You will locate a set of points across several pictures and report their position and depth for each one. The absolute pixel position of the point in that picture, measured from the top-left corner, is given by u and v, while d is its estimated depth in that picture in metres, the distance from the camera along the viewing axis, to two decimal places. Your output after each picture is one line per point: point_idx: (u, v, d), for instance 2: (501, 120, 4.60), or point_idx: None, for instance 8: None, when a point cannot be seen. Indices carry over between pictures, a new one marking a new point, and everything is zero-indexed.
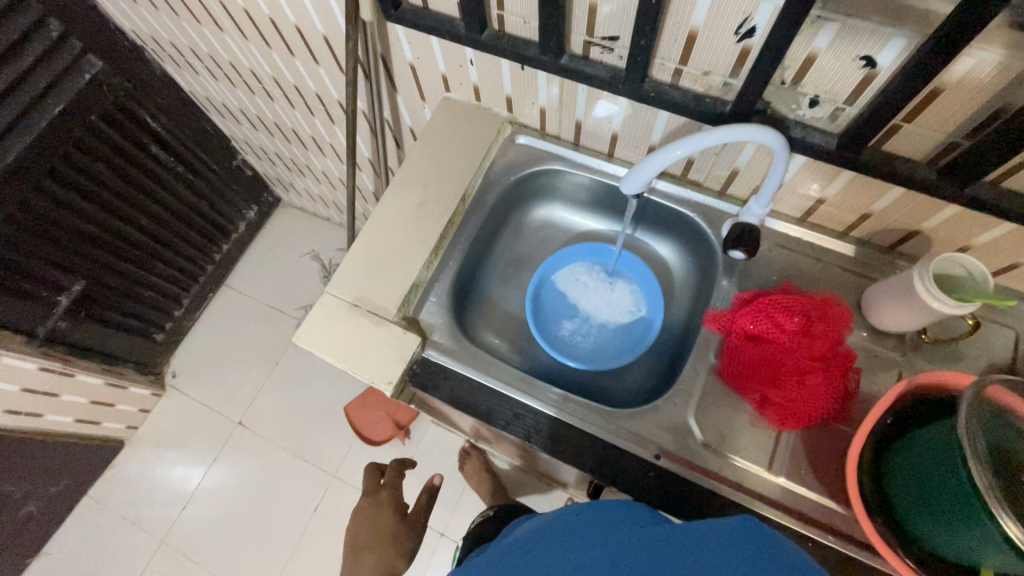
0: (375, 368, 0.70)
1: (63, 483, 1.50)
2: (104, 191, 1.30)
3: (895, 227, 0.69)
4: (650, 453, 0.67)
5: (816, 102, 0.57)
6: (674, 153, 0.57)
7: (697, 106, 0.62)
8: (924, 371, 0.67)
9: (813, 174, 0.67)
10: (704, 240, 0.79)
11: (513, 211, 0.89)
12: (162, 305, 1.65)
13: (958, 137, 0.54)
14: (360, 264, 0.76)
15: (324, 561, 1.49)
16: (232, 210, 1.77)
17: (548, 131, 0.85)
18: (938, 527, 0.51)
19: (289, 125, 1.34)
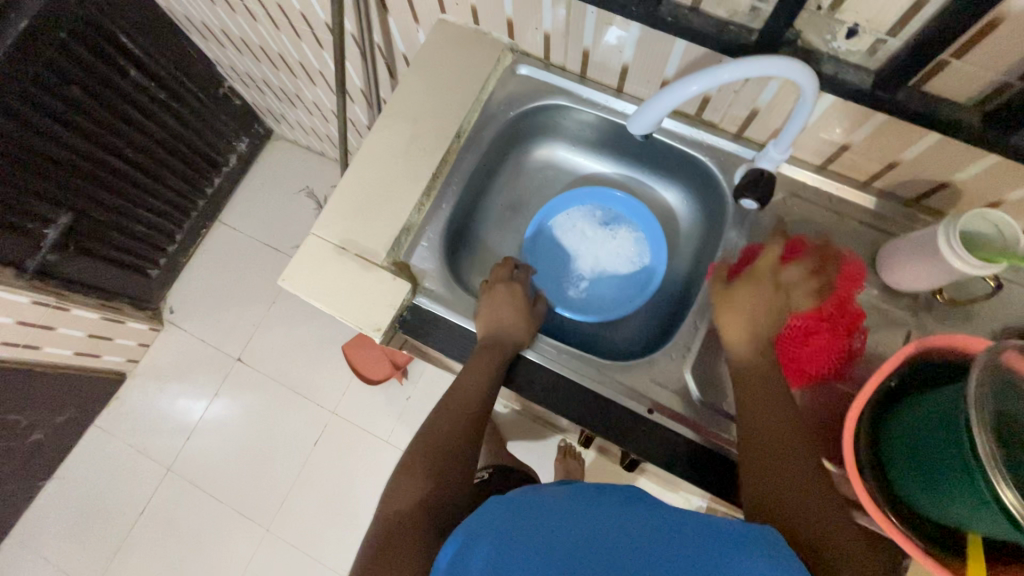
0: (364, 314, 0.67)
1: (68, 412, 1.53)
2: (84, 121, 1.24)
3: (923, 178, 0.64)
4: (643, 406, 0.66)
5: (855, 32, 0.51)
6: (689, 90, 0.51)
7: (719, 34, 0.54)
8: (934, 333, 0.65)
9: (840, 117, 0.61)
10: (715, 187, 0.74)
11: (512, 150, 0.83)
12: (156, 241, 1.62)
13: (1012, 78, 0.48)
14: (347, 203, 0.72)
15: (325, 491, 1.55)
16: (222, 142, 1.69)
17: (553, 61, 0.77)
18: (930, 492, 0.50)
19: (275, 50, 1.24)
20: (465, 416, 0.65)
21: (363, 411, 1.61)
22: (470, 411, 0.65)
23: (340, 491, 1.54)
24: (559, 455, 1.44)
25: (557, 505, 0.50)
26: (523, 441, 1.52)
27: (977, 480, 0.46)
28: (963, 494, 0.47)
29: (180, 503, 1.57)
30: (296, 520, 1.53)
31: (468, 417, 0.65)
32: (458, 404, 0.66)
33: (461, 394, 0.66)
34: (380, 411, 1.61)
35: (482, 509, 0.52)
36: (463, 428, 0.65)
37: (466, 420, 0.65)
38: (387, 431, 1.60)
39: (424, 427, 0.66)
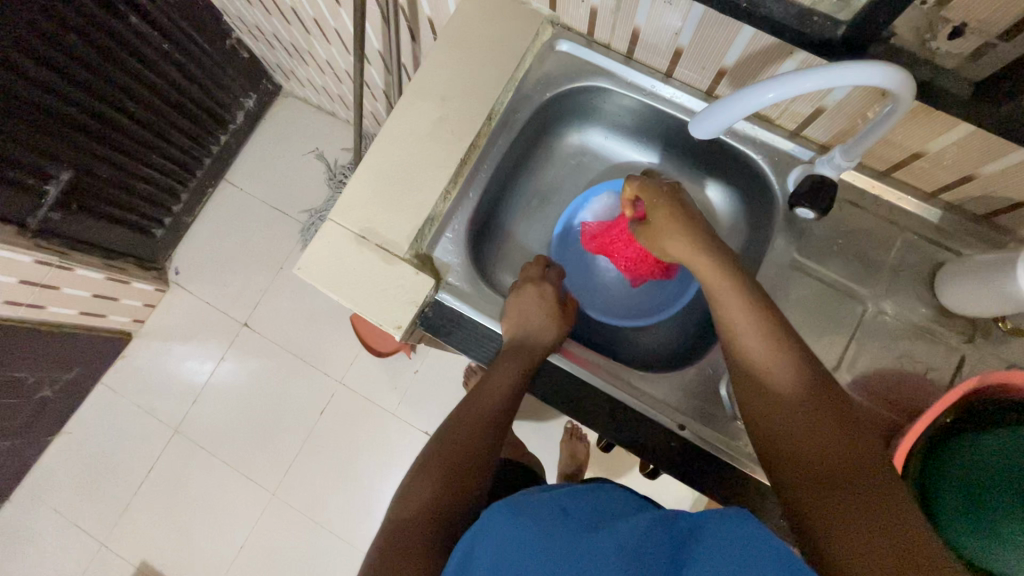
0: (383, 309, 0.63)
1: (74, 371, 1.52)
2: (85, 72, 1.17)
3: (1000, 195, 0.58)
4: (675, 423, 0.63)
5: (960, 33, 0.45)
6: (761, 98, 0.46)
7: (799, 26, 0.48)
8: (988, 360, 0.61)
9: (917, 124, 0.55)
10: (766, 188, 0.69)
11: (545, 134, 0.77)
12: (161, 199, 1.57)
13: None
14: (367, 189, 0.67)
15: (331, 460, 1.56)
16: (229, 97, 1.61)
17: (596, 38, 0.70)
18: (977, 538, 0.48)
19: (287, 3, 1.15)
20: (488, 421, 0.62)
21: (371, 383, 1.61)
22: (493, 417, 0.62)
23: (344, 460, 1.56)
24: (565, 438, 1.43)
25: (565, 506, 0.49)
26: (530, 422, 1.51)
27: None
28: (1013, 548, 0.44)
29: (187, 464, 1.58)
30: (300, 486, 1.55)
31: (492, 422, 0.62)
32: (481, 407, 0.63)
33: (486, 397, 0.62)
34: (385, 384, 1.60)
35: (486, 510, 0.49)
36: (485, 433, 0.61)
37: (489, 425, 0.62)
38: (394, 404, 1.59)
39: (444, 429, 0.62)
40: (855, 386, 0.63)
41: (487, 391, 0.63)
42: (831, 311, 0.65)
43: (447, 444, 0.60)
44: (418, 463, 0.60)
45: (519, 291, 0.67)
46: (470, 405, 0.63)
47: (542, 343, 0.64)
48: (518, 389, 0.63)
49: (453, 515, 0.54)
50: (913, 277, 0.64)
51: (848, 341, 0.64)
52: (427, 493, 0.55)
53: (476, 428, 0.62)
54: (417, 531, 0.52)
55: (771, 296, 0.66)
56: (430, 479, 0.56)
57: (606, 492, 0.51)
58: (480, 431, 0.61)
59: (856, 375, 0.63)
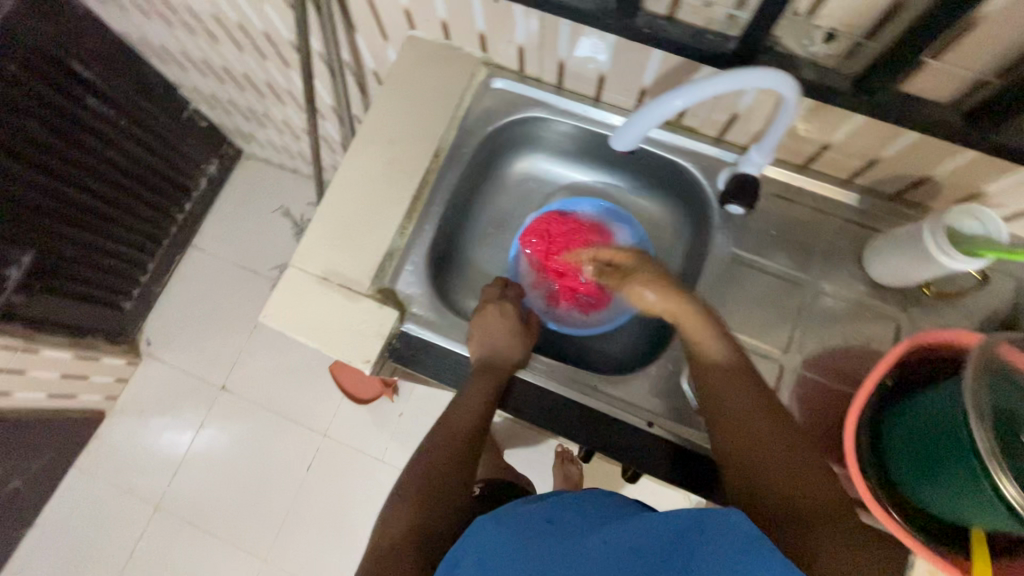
0: (352, 345, 0.65)
1: (45, 457, 1.47)
2: (42, 154, 1.19)
3: (904, 174, 0.64)
4: (643, 420, 0.65)
5: (833, 37, 0.51)
6: (671, 104, 0.51)
7: (697, 43, 0.54)
8: (922, 325, 0.66)
9: (818, 119, 0.62)
10: (700, 192, 0.74)
11: (492, 164, 0.81)
12: (128, 271, 1.57)
13: (989, 77, 0.48)
14: (326, 232, 0.69)
15: (323, 516, 1.52)
16: (190, 165, 1.64)
17: (528, 73, 0.76)
18: (933, 491, 0.52)
19: (239, 70, 1.20)
20: (462, 442, 0.63)
21: (357, 432, 1.59)
22: (467, 436, 0.63)
23: (336, 514, 1.52)
24: (557, 462, 1.44)
25: (548, 516, 0.50)
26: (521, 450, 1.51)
27: (977, 474, 0.47)
28: (967, 494, 0.49)
29: (171, 541, 1.52)
30: (292, 546, 1.50)
31: (467, 443, 0.63)
32: (454, 428, 0.64)
33: (457, 418, 0.63)
34: (370, 431, 1.59)
35: (473, 524, 0.51)
36: (460, 454, 0.63)
37: (464, 445, 0.63)
38: (381, 450, 1.57)
39: (420, 452, 0.63)
40: (806, 364, 0.66)
41: (459, 412, 0.64)
42: (776, 299, 0.69)
43: (423, 468, 0.61)
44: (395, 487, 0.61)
45: (482, 312, 0.70)
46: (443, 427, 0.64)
47: (508, 360, 0.66)
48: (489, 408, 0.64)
49: (433, 539, 0.56)
50: (843, 256, 0.70)
51: (795, 323, 0.68)
52: (407, 520, 0.57)
53: (450, 450, 0.63)
54: (401, 558, 0.54)
55: (716, 290, 0.70)
56: (409, 505, 0.57)
57: (599, 496, 0.53)
58: (454, 453, 0.62)
59: (807, 355, 0.67)
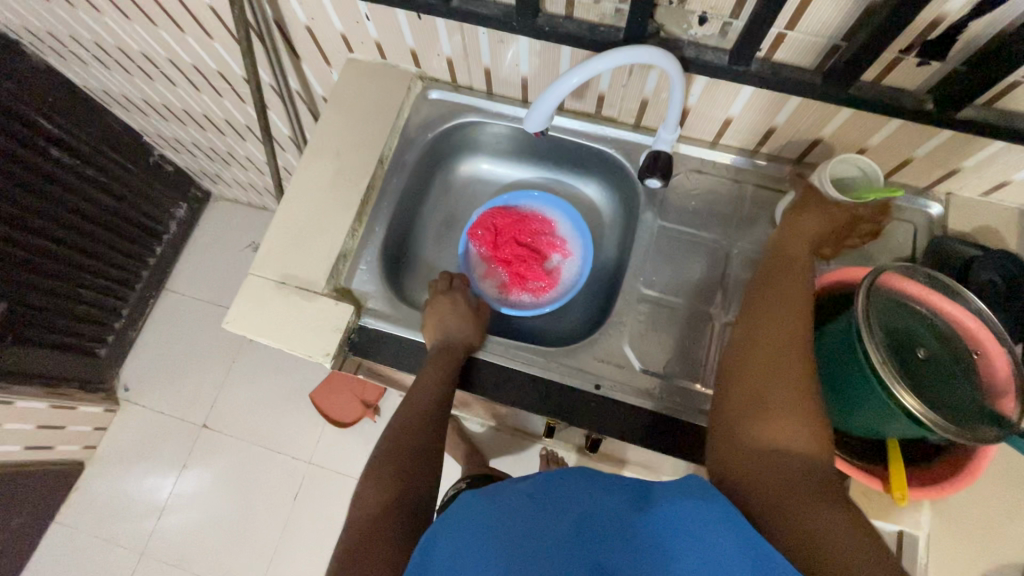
0: (312, 342, 0.69)
1: (24, 513, 1.45)
2: (9, 207, 1.22)
3: (800, 137, 0.72)
4: (590, 384, 0.70)
5: (705, 20, 0.58)
6: (569, 80, 0.57)
7: (592, 35, 0.61)
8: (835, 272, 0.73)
9: (714, 96, 0.69)
10: (625, 174, 0.81)
11: (437, 169, 0.88)
12: (101, 318, 1.58)
13: (837, 40, 0.56)
14: (282, 240, 0.74)
15: (313, 544, 1.51)
16: (159, 209, 1.68)
17: (460, 83, 0.83)
18: (850, 413, 0.57)
19: (199, 111, 1.26)
20: (427, 421, 0.66)
21: (342, 456, 1.59)
22: (425, 414, 0.66)
23: (327, 541, 1.51)
24: (540, 462, 1.46)
25: (529, 491, 0.48)
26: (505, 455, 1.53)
27: (878, 389, 0.52)
28: (877, 410, 0.54)
29: None
30: None
31: (431, 422, 0.66)
32: (413, 408, 0.67)
33: (414, 399, 0.67)
34: (355, 454, 1.59)
35: (452, 509, 0.50)
36: (424, 432, 0.66)
37: (424, 423, 0.66)
38: None
39: (386, 434, 0.66)
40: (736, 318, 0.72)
41: (420, 393, 0.67)
42: (703, 263, 0.75)
43: (390, 448, 0.64)
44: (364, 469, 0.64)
45: (433, 304, 0.74)
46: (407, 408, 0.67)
47: (462, 342, 0.70)
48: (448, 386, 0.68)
49: (406, 512, 0.59)
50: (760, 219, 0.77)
51: (723, 283, 0.74)
52: (378, 497, 0.60)
53: (412, 429, 0.66)
54: (375, 531, 0.56)
55: (649, 260, 0.76)
56: (380, 483, 0.60)
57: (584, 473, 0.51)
58: (419, 432, 0.66)
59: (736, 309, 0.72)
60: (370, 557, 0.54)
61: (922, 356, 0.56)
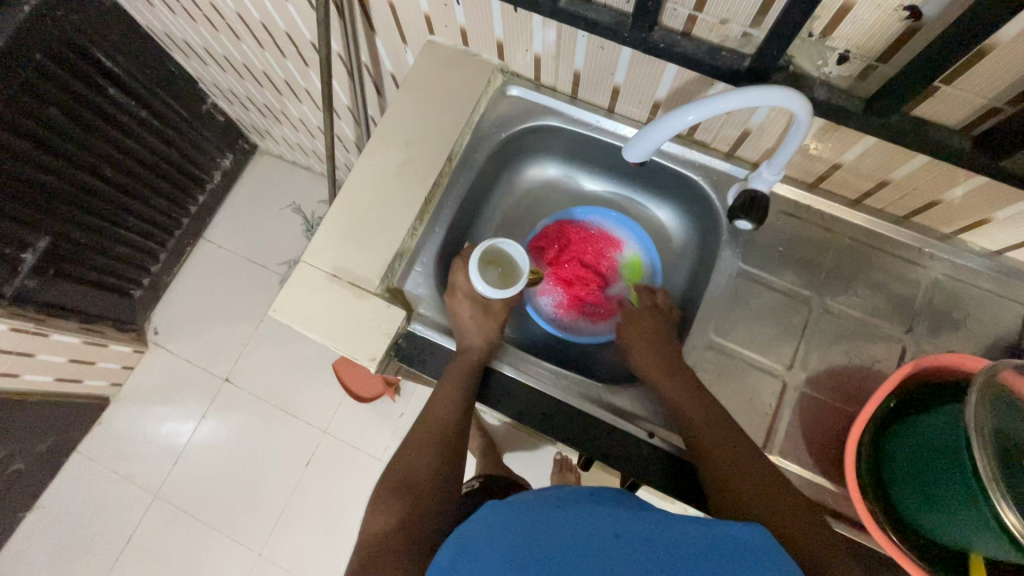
0: (359, 344, 0.66)
1: (49, 441, 1.48)
2: (63, 143, 1.21)
3: (914, 195, 0.65)
4: (644, 431, 0.66)
5: (846, 58, 0.51)
6: (684, 119, 0.51)
7: (712, 60, 0.55)
8: (925, 347, 0.67)
9: (831, 139, 0.63)
10: (709, 206, 0.74)
11: (504, 171, 0.82)
12: (138, 260, 1.58)
13: (1000, 104, 0.48)
14: (337, 231, 0.71)
15: (319, 512, 1.53)
16: (205, 158, 1.66)
17: (543, 82, 0.77)
18: (935, 518, 0.51)
19: (259, 67, 1.22)
20: (446, 439, 0.64)
21: (357, 430, 1.60)
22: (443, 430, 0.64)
23: (333, 512, 1.52)
24: (555, 470, 1.43)
25: (534, 497, 0.49)
26: (518, 454, 1.51)
27: (976, 500, 0.47)
28: (970, 525, 0.48)
29: (168, 531, 1.53)
30: (288, 541, 1.51)
31: (449, 439, 0.64)
32: (431, 420, 0.65)
33: (433, 408, 0.65)
34: (371, 430, 1.59)
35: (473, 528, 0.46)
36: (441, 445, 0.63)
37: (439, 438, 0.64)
38: (380, 449, 1.58)
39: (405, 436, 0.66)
40: (809, 382, 0.67)
41: (435, 403, 0.65)
42: (780, 314, 0.70)
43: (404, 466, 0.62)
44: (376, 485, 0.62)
45: (454, 312, 0.69)
46: (422, 427, 0.65)
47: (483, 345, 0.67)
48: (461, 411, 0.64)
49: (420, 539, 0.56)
50: (850, 276, 0.70)
51: (799, 340, 0.68)
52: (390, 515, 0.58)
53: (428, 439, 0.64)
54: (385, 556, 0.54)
55: (723, 304, 0.70)
56: (396, 500, 0.58)
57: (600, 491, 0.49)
58: (438, 448, 0.63)
59: (809, 373, 0.67)
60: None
61: None
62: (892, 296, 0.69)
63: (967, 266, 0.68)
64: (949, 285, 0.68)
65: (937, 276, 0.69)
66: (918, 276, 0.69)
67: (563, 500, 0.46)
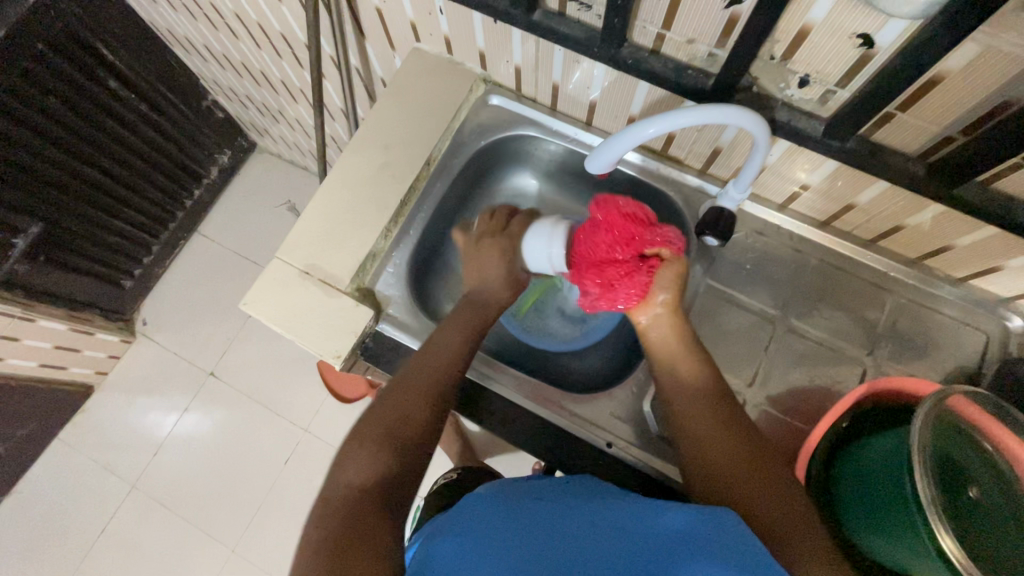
0: (325, 341, 0.67)
1: (30, 426, 1.49)
2: (60, 131, 1.22)
3: (879, 219, 0.66)
4: (602, 441, 0.66)
5: (806, 82, 0.52)
6: (647, 131, 0.52)
7: (677, 78, 0.56)
8: (887, 370, 0.67)
9: (797, 160, 0.64)
10: (680, 222, 0.76)
11: (483, 178, 0.84)
12: (131, 251, 1.60)
13: (954, 132, 0.49)
14: (312, 229, 0.72)
15: (294, 511, 1.52)
16: (203, 153, 1.69)
17: (524, 93, 0.79)
18: (880, 540, 0.51)
19: (257, 66, 1.24)
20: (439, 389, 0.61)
21: (338, 430, 1.60)
22: (435, 385, 0.61)
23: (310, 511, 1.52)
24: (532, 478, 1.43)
25: (518, 488, 0.52)
26: (496, 461, 1.51)
27: (915, 520, 0.47)
28: (908, 546, 0.48)
29: (143, 522, 1.53)
30: (263, 539, 1.50)
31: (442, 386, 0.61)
32: (423, 373, 0.61)
33: (428, 364, 0.62)
34: None
35: (457, 516, 0.48)
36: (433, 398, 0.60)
37: (431, 391, 0.60)
38: None
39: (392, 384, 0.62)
40: (770, 400, 0.67)
41: (432, 356, 0.63)
42: (745, 331, 0.70)
43: (391, 405, 0.59)
44: (354, 428, 0.58)
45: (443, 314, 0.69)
46: (415, 373, 0.61)
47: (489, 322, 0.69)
48: (456, 369, 0.63)
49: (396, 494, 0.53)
50: (816, 297, 0.71)
51: (762, 358, 0.69)
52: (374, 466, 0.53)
53: (417, 390, 0.60)
54: (362, 505, 0.50)
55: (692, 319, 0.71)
56: (382, 448, 0.55)
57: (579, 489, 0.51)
58: (429, 398, 0.60)
59: (770, 392, 0.67)
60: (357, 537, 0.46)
61: (973, 497, 0.49)
62: (858, 318, 0.69)
63: (933, 293, 0.69)
64: (913, 310, 0.69)
65: (903, 301, 0.69)
66: (884, 299, 0.70)
67: (540, 497, 0.50)
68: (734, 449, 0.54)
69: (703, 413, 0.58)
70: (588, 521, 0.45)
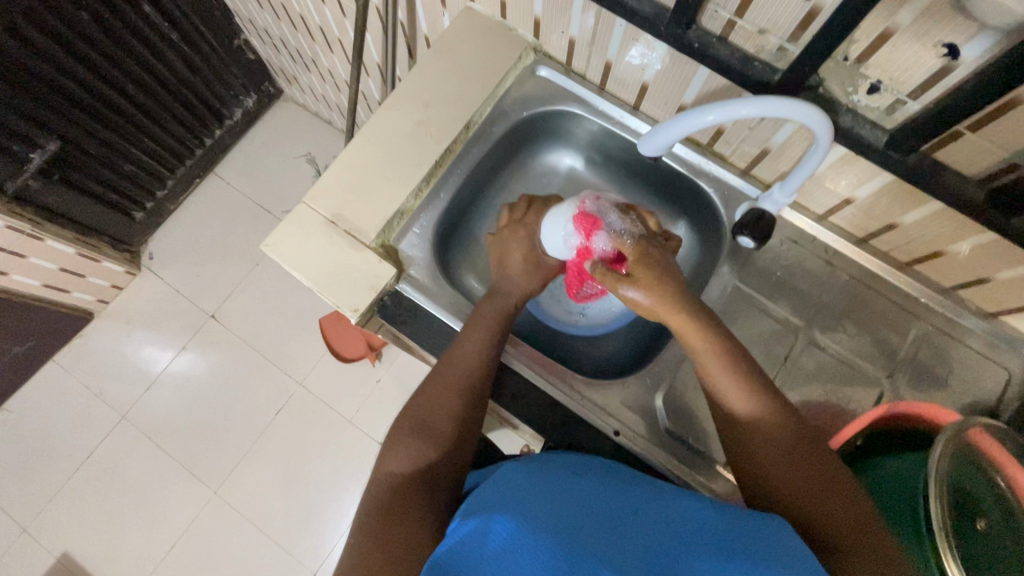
0: (343, 292, 0.66)
1: (27, 344, 1.49)
2: (88, 49, 1.19)
3: (920, 243, 0.64)
4: (609, 428, 0.65)
5: (876, 89, 0.51)
6: (704, 119, 0.51)
7: (742, 69, 0.54)
8: (904, 395, 0.66)
9: (848, 171, 0.62)
10: (716, 220, 0.74)
11: (520, 150, 0.82)
12: (144, 183, 1.57)
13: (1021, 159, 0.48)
14: (343, 178, 0.70)
15: (280, 462, 1.53)
16: (229, 94, 1.66)
17: (574, 68, 0.77)
18: None
19: (296, 9, 1.21)
20: (471, 383, 0.60)
21: (333, 388, 1.60)
22: (466, 381, 0.60)
23: (296, 465, 1.53)
24: None
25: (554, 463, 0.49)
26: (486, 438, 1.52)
27: (922, 544, 0.46)
28: None
29: (130, 453, 1.54)
30: (247, 485, 1.51)
31: (476, 379, 0.60)
32: (455, 369, 0.61)
33: (459, 362, 0.61)
34: (346, 390, 1.59)
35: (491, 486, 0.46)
36: (463, 396, 0.59)
37: (461, 389, 0.59)
38: (352, 410, 1.58)
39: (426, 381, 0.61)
40: None
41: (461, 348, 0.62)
42: (767, 338, 0.69)
43: (421, 407, 0.59)
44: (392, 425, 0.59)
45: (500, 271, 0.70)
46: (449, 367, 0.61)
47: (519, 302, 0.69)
48: (487, 368, 0.61)
49: (437, 486, 0.54)
50: (842, 313, 0.70)
51: (781, 367, 0.68)
52: (413, 458, 0.55)
53: (447, 386, 0.59)
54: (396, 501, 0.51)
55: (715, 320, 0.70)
56: (416, 442, 0.56)
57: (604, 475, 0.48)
58: (460, 396, 0.59)
59: None
60: (391, 527, 0.49)
61: (980, 529, 0.49)
62: (882, 340, 0.68)
63: (961, 324, 0.68)
64: (938, 340, 0.68)
65: (929, 328, 0.68)
66: (909, 324, 0.69)
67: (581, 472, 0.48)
68: (789, 476, 0.48)
69: (755, 446, 0.51)
70: (605, 510, 0.42)
